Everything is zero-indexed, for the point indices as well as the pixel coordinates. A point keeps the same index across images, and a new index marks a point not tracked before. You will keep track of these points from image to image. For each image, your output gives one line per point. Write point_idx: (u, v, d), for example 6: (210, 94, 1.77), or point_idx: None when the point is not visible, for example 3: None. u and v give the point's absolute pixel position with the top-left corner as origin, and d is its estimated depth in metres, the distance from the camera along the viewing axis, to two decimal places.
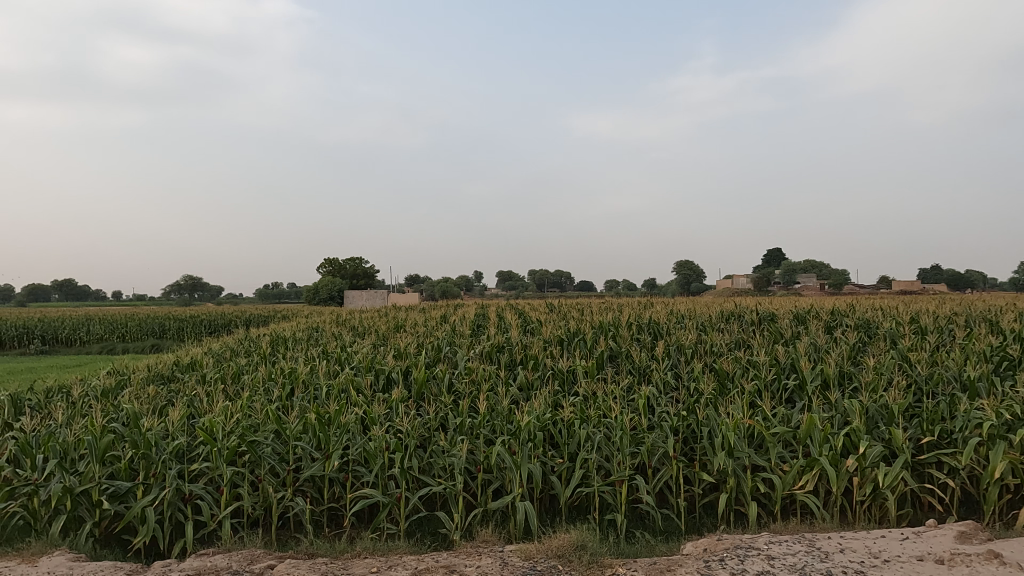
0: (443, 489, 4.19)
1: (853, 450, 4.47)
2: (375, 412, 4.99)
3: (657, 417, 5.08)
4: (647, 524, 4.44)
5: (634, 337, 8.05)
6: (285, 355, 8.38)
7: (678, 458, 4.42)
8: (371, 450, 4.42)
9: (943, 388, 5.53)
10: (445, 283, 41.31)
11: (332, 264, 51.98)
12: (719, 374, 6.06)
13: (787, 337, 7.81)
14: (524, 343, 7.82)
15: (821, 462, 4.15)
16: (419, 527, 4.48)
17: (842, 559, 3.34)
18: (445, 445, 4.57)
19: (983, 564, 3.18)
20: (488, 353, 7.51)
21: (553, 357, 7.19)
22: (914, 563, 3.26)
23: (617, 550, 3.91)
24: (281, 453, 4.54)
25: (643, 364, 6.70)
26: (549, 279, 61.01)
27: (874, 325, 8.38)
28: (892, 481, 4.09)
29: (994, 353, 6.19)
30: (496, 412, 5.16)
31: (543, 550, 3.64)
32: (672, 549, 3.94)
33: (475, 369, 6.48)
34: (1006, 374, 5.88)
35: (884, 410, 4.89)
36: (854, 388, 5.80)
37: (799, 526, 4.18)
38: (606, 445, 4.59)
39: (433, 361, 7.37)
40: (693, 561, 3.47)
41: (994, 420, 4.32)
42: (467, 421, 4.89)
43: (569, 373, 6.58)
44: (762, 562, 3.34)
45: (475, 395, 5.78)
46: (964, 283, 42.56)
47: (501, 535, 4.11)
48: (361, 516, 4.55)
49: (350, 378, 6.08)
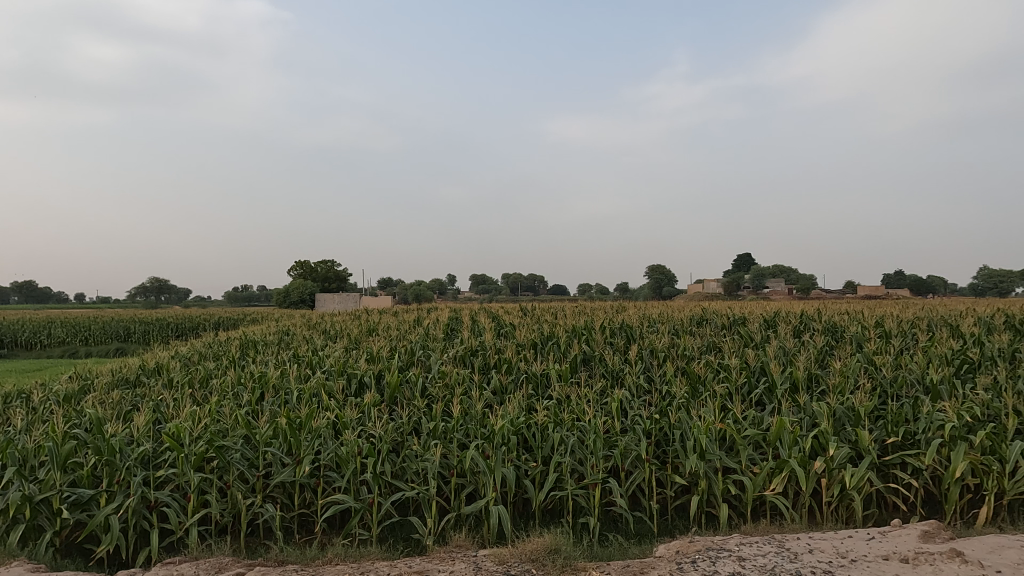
0: (416, 494, 4.15)
1: (821, 452, 4.54)
2: (347, 417, 4.93)
3: (630, 420, 5.11)
4: (620, 527, 4.46)
5: (608, 341, 8.09)
6: (255, 359, 8.25)
7: (651, 461, 4.46)
8: (343, 455, 4.36)
9: (907, 392, 5.67)
10: (420, 287, 41.37)
11: (303, 266, 51.21)
12: (691, 377, 6.12)
13: (757, 341, 7.92)
14: (498, 347, 7.81)
15: (790, 464, 4.23)
16: (392, 532, 4.43)
17: (811, 560, 3.39)
18: (418, 450, 4.53)
19: (946, 562, 3.25)
20: (461, 357, 7.46)
21: (526, 361, 7.19)
22: (880, 563, 3.33)
23: (590, 553, 3.92)
24: (250, 459, 4.47)
25: (616, 368, 6.75)
26: (523, 283, 60.78)
27: (841, 330, 8.53)
28: (858, 482, 4.17)
29: (955, 356, 6.36)
30: (470, 416, 5.15)
31: (516, 554, 3.63)
32: (644, 552, 3.96)
33: (449, 373, 6.45)
34: (965, 377, 6.05)
35: (851, 413, 4.99)
36: (821, 391, 5.91)
37: (768, 527, 4.23)
38: (579, 449, 4.61)
39: (406, 364, 7.34)
40: (665, 563, 3.49)
41: (955, 422, 4.45)
42: (440, 425, 4.86)
43: (543, 376, 6.60)
44: (733, 563, 3.37)
45: (448, 399, 5.75)
46: (925, 288, 43.98)
47: (474, 540, 4.10)
48: (332, 522, 4.50)
49: (321, 383, 5.99)
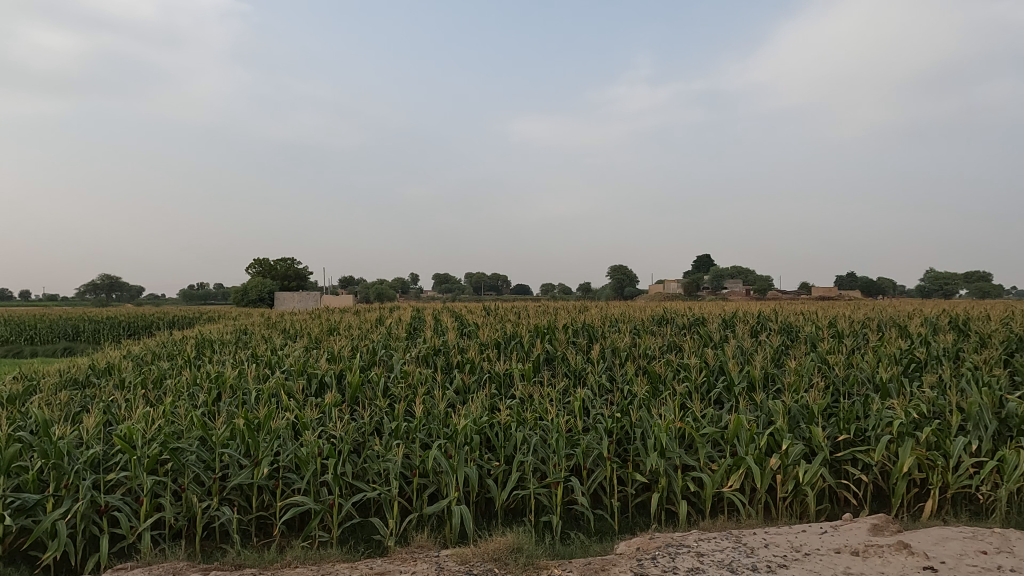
0: (378, 495, 4.11)
1: (776, 449, 4.66)
2: (307, 417, 4.85)
3: (592, 419, 5.16)
4: (581, 525, 4.49)
5: (570, 340, 8.14)
6: (211, 359, 8.05)
7: (612, 460, 4.51)
8: (303, 456, 4.28)
9: (858, 390, 5.86)
10: (382, 286, 40.97)
11: (261, 263, 50.16)
12: (652, 376, 6.21)
13: (716, 341, 8.08)
14: (461, 347, 7.79)
15: (747, 461, 4.33)
16: (353, 534, 4.38)
17: (766, 554, 3.47)
18: (380, 450, 4.49)
19: (894, 554, 3.36)
20: (424, 357, 7.41)
21: (490, 360, 7.19)
22: (832, 556, 3.43)
23: (552, 551, 3.94)
24: (206, 461, 4.36)
25: (579, 368, 6.80)
26: (486, 283, 60.63)
27: (796, 330, 8.76)
28: (811, 478, 4.29)
29: (903, 356, 6.59)
30: (432, 416, 5.13)
31: (478, 554, 3.62)
32: (605, 549, 4.00)
33: (411, 373, 6.40)
34: (913, 375, 6.28)
35: (805, 410, 5.13)
36: (777, 389, 6.06)
37: (726, 523, 4.32)
38: (541, 448, 4.63)
39: (368, 364, 7.27)
40: (626, 560, 3.53)
41: (903, 419, 4.61)
42: (402, 425, 4.82)
43: (506, 375, 6.61)
44: (692, 559, 3.43)
45: (411, 399, 5.71)
46: (876, 290, 45.47)
47: (436, 540, 4.08)
48: (290, 525, 4.42)
49: (280, 383, 5.88)
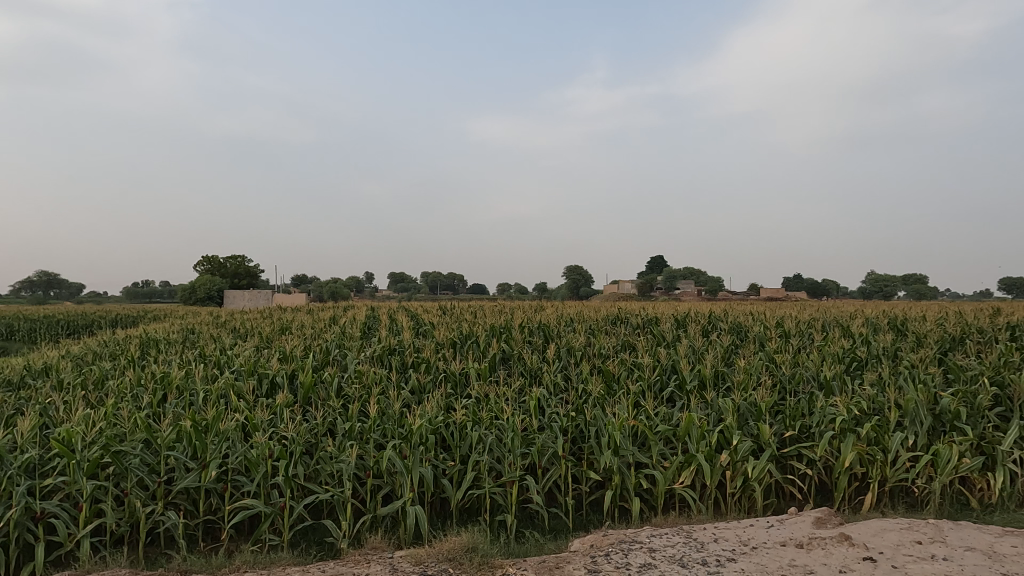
0: (331, 496, 4.05)
1: (726, 446, 4.77)
2: (257, 418, 4.74)
3: (547, 418, 5.19)
4: (536, 523, 4.52)
5: (526, 340, 8.18)
6: (157, 359, 7.80)
7: (567, 458, 4.54)
8: (253, 458, 4.18)
9: (803, 388, 6.06)
10: (336, 285, 40.37)
11: (210, 260, 48.77)
12: (606, 375, 6.28)
13: (668, 340, 8.23)
14: (416, 346, 7.73)
15: (698, 458, 4.42)
16: (304, 536, 4.30)
17: (716, 549, 3.55)
18: (333, 451, 4.42)
19: (836, 546, 3.49)
20: (379, 356, 7.33)
21: (445, 360, 7.16)
22: (778, 549, 3.53)
23: (507, 550, 3.95)
24: (151, 465, 4.22)
25: (535, 367, 6.83)
26: (442, 283, 60.36)
27: (745, 330, 9.00)
28: (758, 474, 4.42)
29: (845, 355, 6.84)
30: (387, 416, 5.08)
31: (433, 554, 3.61)
32: (559, 547, 4.03)
33: (365, 373, 6.32)
34: (854, 373, 6.53)
35: (753, 408, 5.28)
36: (727, 388, 6.21)
37: (677, 519, 4.41)
38: (497, 447, 4.63)
39: (321, 364, 7.15)
40: (580, 557, 3.56)
41: (845, 416, 4.79)
42: (356, 426, 4.75)
43: (462, 375, 6.59)
44: (644, 555, 3.49)
45: (365, 399, 5.64)
46: (820, 291, 47.06)
47: (391, 541, 4.04)
48: (240, 528, 4.32)
49: (229, 384, 5.73)
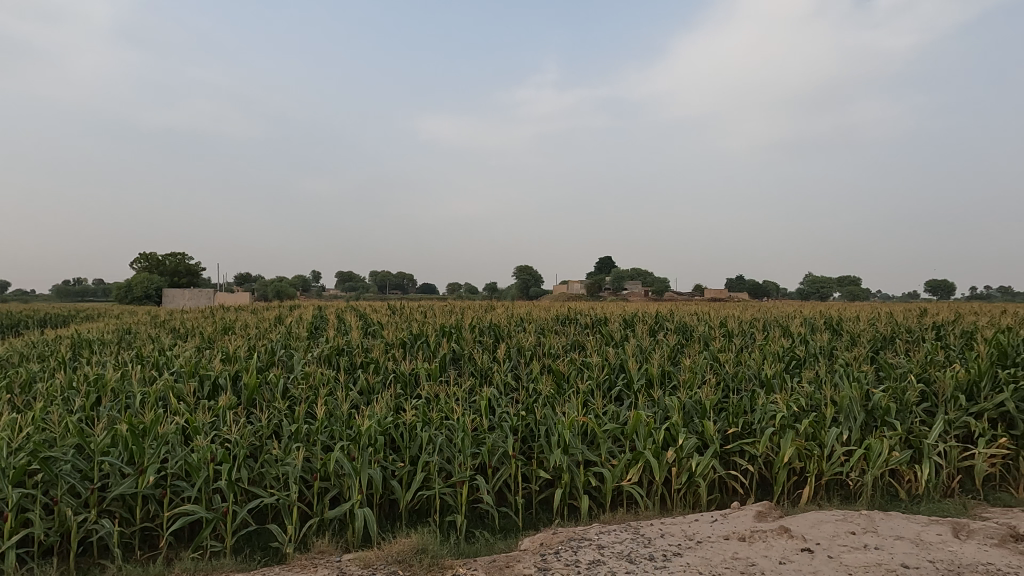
0: (276, 500, 3.95)
1: (672, 443, 4.88)
2: (199, 421, 4.58)
3: (498, 418, 5.20)
4: (486, 523, 4.52)
5: (477, 340, 8.17)
6: (90, 360, 7.45)
7: (517, 457, 4.56)
8: (193, 462, 4.04)
9: (745, 386, 6.25)
10: (282, 284, 39.42)
11: (147, 258, 46.93)
12: (556, 375, 6.34)
13: (616, 340, 8.36)
14: (365, 346, 7.63)
15: (645, 455, 4.51)
16: (248, 542, 4.19)
17: (662, 544, 3.63)
18: (278, 454, 4.32)
19: (776, 538, 3.61)
20: (326, 357, 7.20)
21: (395, 360, 7.09)
22: (722, 542, 3.63)
23: (457, 551, 3.94)
24: (83, 471, 4.03)
25: (485, 367, 6.83)
26: (391, 282, 59.66)
27: (690, 329, 9.22)
28: (703, 470, 4.54)
29: (785, 354, 7.10)
30: (334, 418, 4.99)
31: (382, 557, 3.57)
32: (510, 546, 4.05)
33: (313, 374, 6.20)
34: (793, 371, 6.77)
35: (698, 406, 5.42)
36: (673, 386, 6.35)
37: (625, 516, 4.48)
38: (447, 447, 4.62)
39: (266, 365, 6.97)
40: (530, 556, 3.58)
41: (784, 412, 4.96)
42: (303, 428, 4.66)
43: (412, 375, 6.54)
44: (594, 551, 3.53)
45: (312, 400, 5.53)
46: (761, 292, 48.64)
47: (338, 545, 3.98)
48: (179, 536, 4.17)
49: (168, 386, 5.52)
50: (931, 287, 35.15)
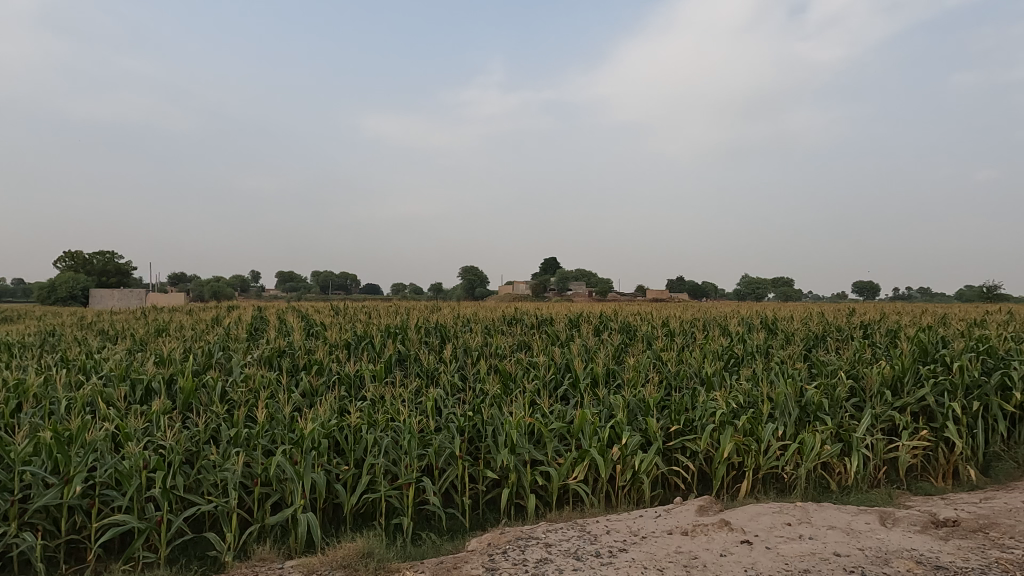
0: (214, 507, 3.81)
1: (616, 441, 4.96)
2: (130, 427, 4.38)
3: (444, 419, 5.17)
4: (433, 525, 4.49)
5: (423, 341, 8.10)
6: (9, 364, 7.03)
7: (464, 458, 4.54)
8: (125, 470, 3.86)
9: (687, 384, 6.41)
10: (219, 284, 38.13)
11: (72, 256, 44.60)
12: (503, 375, 6.35)
13: (562, 339, 8.44)
14: (308, 348, 7.47)
15: (591, 453, 4.57)
16: (184, 552, 4.03)
17: (608, 540, 3.68)
18: (216, 459, 4.17)
19: (717, 531, 3.72)
20: (267, 359, 7.00)
21: (339, 361, 6.96)
22: (665, 537, 3.71)
23: (403, 553, 3.90)
24: (2, 482, 3.79)
25: (431, 368, 6.78)
26: (334, 282, 58.42)
27: (634, 329, 9.40)
28: (647, 466, 4.63)
29: (724, 352, 7.32)
30: (276, 421, 4.86)
31: (326, 562, 3.49)
32: (457, 547, 4.03)
33: (253, 376, 6.02)
34: (731, 369, 6.99)
35: (642, 404, 5.53)
36: (617, 385, 6.46)
37: (572, 513, 4.53)
38: (393, 449, 4.56)
39: (203, 367, 6.73)
40: (478, 556, 3.57)
41: (724, 409, 5.11)
42: (242, 432, 4.51)
43: (356, 377, 6.43)
44: (541, 550, 3.55)
45: (251, 404, 5.36)
46: (701, 293, 50.00)
47: (280, 551, 3.87)
48: (109, 547, 3.98)
49: (97, 390, 5.26)
50: (857, 287, 36.89)
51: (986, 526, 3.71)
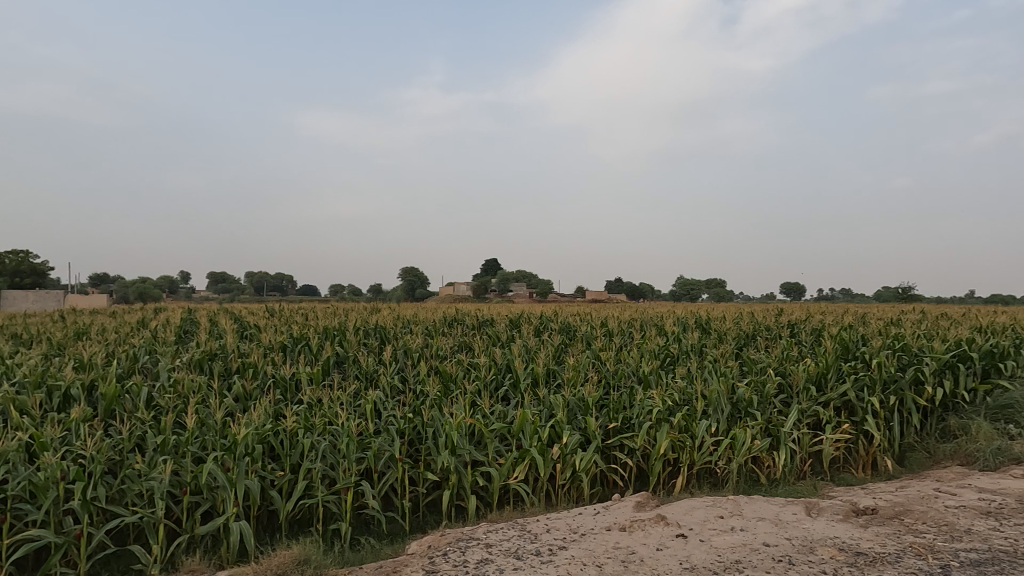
0: (139, 519, 3.64)
1: (556, 440, 5.01)
2: (46, 436, 4.13)
3: (384, 421, 5.10)
4: (372, 529, 4.42)
5: (362, 343, 7.98)
6: None
7: (403, 460, 4.50)
8: (41, 482, 3.63)
9: (625, 383, 6.54)
10: (145, 285, 36.46)
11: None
12: (444, 376, 6.32)
13: (503, 340, 8.47)
14: (241, 351, 7.23)
15: (531, 453, 4.60)
16: (106, 566, 3.83)
17: (548, 538, 3.72)
18: (142, 468, 3.98)
19: (653, 526, 3.81)
20: (197, 362, 6.74)
21: (274, 364, 6.77)
22: (604, 534, 3.78)
23: (341, 559, 3.82)
24: None
25: (371, 370, 6.68)
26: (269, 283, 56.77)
27: (574, 329, 9.52)
28: (586, 465, 4.70)
29: (660, 351, 7.50)
30: (207, 427, 4.68)
31: (260, 571, 3.39)
32: (396, 551, 3.98)
33: (181, 381, 5.78)
34: (667, 368, 7.17)
35: (581, 403, 5.61)
36: (557, 385, 6.53)
37: (512, 513, 4.55)
38: (330, 454, 4.46)
39: (127, 373, 6.41)
40: (418, 559, 3.54)
41: (660, 407, 5.24)
42: (171, 439, 4.33)
43: (292, 380, 6.26)
44: (481, 550, 3.55)
45: (180, 409, 5.15)
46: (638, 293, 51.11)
47: (211, 562, 3.73)
48: (22, 565, 3.74)
49: (9, 398, 4.94)
50: (785, 288, 38.51)
51: (902, 512, 3.94)
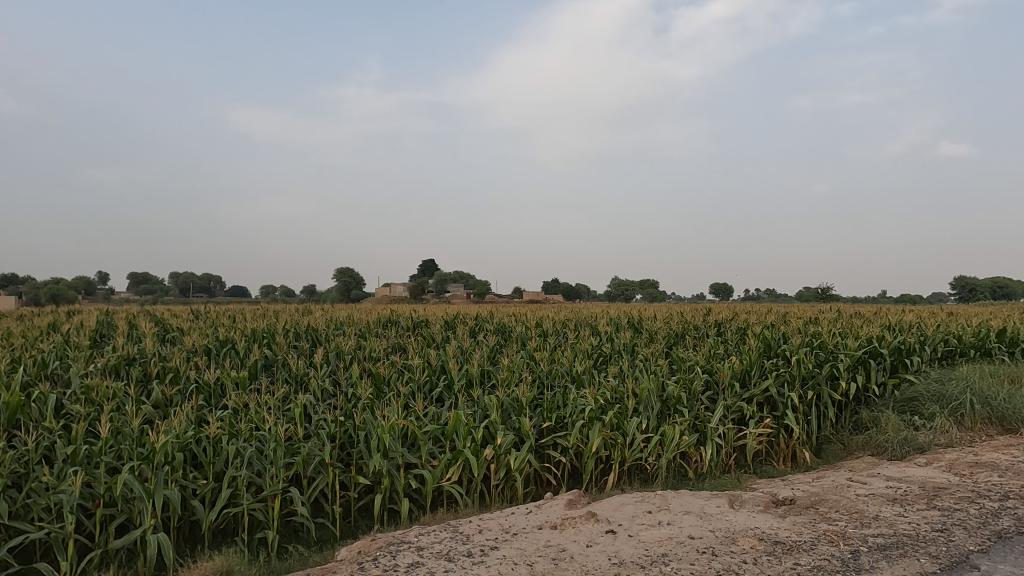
0: (46, 535, 3.41)
1: (490, 440, 5.02)
2: None
3: (314, 425, 4.98)
4: (301, 536, 4.31)
5: (292, 345, 7.76)
6: None
7: (334, 465, 4.40)
8: None
9: (559, 382, 6.61)
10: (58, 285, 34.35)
11: None
12: (376, 378, 6.22)
13: (438, 341, 8.42)
14: (161, 355, 6.90)
15: (465, 454, 4.59)
16: None
17: (481, 539, 3.72)
18: (50, 481, 3.74)
19: (584, 523, 3.87)
20: (113, 367, 6.40)
21: (198, 369, 6.50)
22: (536, 532, 3.81)
23: (267, 568, 3.71)
24: None
25: (301, 373, 6.51)
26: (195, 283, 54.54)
27: (509, 330, 9.57)
28: (519, 464, 4.73)
29: (593, 351, 7.62)
30: (122, 436, 4.44)
31: None
32: (326, 558, 3.90)
33: (95, 387, 5.47)
34: (600, 367, 7.30)
35: (515, 403, 5.64)
36: (492, 385, 6.54)
37: (445, 515, 4.53)
38: (257, 460, 4.32)
39: (34, 380, 6.02)
40: (348, 565, 3.48)
41: (592, 406, 5.33)
42: (82, 449, 4.09)
43: (216, 385, 6.03)
44: (413, 554, 3.52)
45: (93, 417, 4.87)
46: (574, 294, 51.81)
47: None
48: None
49: None
50: (714, 288, 39.87)
51: (817, 502, 4.15)
